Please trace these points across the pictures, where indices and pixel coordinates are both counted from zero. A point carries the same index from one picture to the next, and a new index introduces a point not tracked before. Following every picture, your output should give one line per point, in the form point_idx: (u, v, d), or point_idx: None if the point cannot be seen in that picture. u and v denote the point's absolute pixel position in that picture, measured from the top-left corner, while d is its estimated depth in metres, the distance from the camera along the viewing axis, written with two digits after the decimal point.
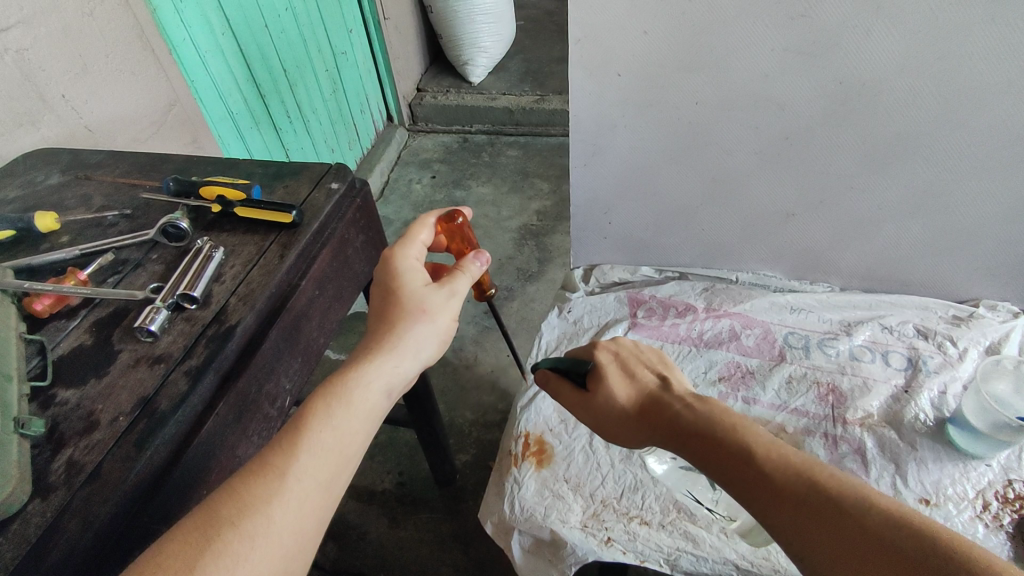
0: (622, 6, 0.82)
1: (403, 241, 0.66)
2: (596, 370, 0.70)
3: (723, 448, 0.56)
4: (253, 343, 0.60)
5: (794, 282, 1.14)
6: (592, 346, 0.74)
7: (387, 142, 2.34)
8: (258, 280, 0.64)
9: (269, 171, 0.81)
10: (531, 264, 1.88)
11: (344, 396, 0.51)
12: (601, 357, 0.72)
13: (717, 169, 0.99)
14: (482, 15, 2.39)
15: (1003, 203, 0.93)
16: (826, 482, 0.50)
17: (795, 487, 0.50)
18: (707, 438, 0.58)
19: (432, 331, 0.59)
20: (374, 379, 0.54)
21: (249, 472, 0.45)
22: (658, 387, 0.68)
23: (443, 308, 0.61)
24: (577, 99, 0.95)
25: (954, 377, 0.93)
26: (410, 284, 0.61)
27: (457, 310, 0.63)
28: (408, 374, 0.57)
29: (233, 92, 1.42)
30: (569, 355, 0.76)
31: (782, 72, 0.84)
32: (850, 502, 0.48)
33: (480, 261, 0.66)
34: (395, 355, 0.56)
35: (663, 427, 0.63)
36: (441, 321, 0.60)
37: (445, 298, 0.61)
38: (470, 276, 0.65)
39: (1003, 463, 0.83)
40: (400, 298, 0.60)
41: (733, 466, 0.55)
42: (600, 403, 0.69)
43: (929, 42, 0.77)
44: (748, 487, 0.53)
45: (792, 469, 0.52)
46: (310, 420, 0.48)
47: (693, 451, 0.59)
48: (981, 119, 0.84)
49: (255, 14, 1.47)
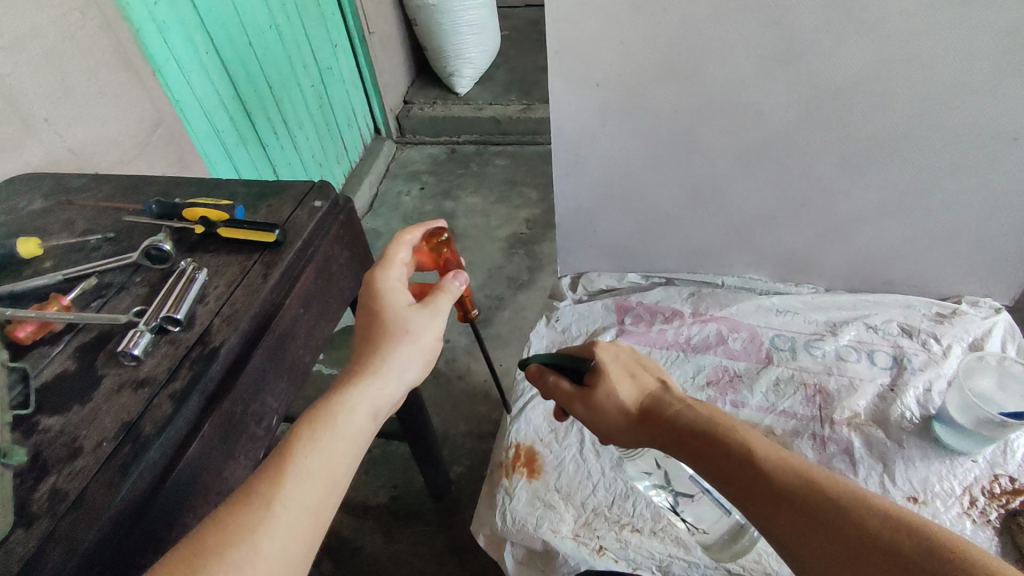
0: (598, 18, 0.84)
1: (384, 263, 0.66)
2: (598, 366, 0.69)
3: (723, 452, 0.57)
4: (238, 364, 0.60)
5: (779, 284, 1.15)
6: (590, 343, 0.73)
7: (375, 155, 2.35)
8: (242, 300, 0.64)
9: (252, 190, 0.81)
10: (521, 272, 1.89)
11: (330, 420, 0.51)
12: (603, 355, 0.70)
13: (699, 176, 1.00)
14: (467, 27, 2.40)
15: (980, 201, 0.94)
16: (823, 485, 0.50)
17: (793, 491, 0.51)
18: (710, 442, 0.58)
19: (417, 351, 0.60)
20: (359, 402, 0.54)
21: (237, 500, 0.45)
22: (658, 391, 0.68)
23: (427, 328, 0.61)
24: (558, 110, 0.96)
25: (938, 374, 0.94)
26: (393, 306, 0.62)
27: (441, 328, 0.63)
28: (395, 395, 0.57)
29: (218, 110, 1.43)
30: (565, 351, 0.75)
31: (759, 79, 0.86)
32: (846, 504, 0.48)
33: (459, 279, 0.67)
34: (381, 377, 0.56)
35: (665, 430, 0.63)
36: (425, 341, 0.60)
37: (429, 317, 0.62)
38: (452, 294, 0.65)
39: (988, 459, 0.84)
40: (385, 319, 0.60)
41: (734, 471, 0.55)
42: (600, 399, 0.67)
43: (900, 46, 0.78)
44: (746, 490, 0.53)
45: (791, 473, 0.52)
46: (298, 447, 0.48)
47: (695, 454, 0.59)
48: (954, 119, 0.85)
49: (239, 32, 1.48)
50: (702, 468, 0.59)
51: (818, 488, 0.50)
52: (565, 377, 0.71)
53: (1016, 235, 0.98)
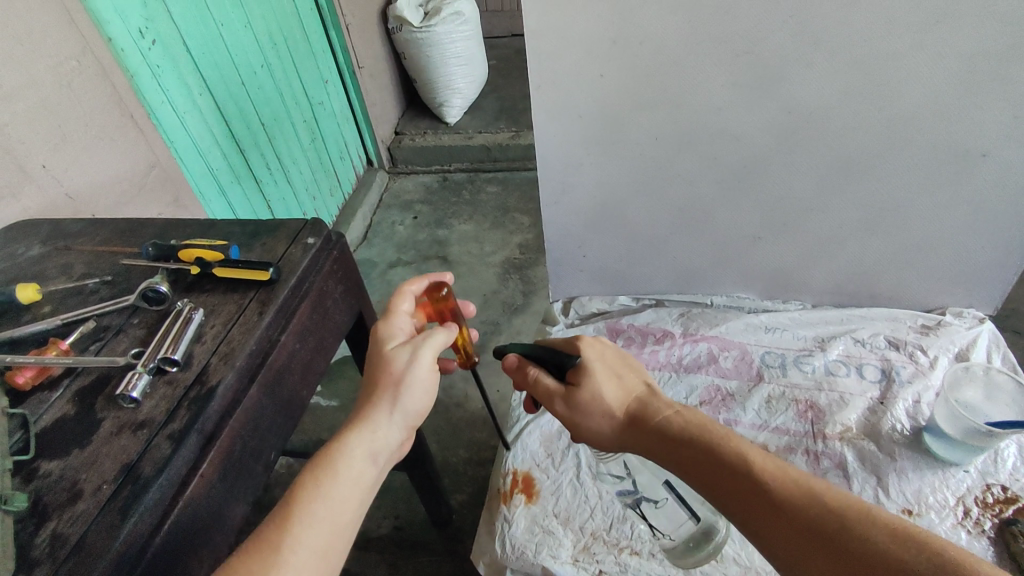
0: (577, 53, 0.87)
1: (387, 314, 0.68)
2: (584, 365, 0.66)
3: (717, 462, 0.56)
4: (235, 402, 0.61)
5: (767, 301, 1.17)
6: (576, 339, 0.69)
7: (367, 186, 2.38)
8: (238, 338, 0.66)
9: (247, 230, 0.83)
10: (515, 297, 1.90)
11: (332, 468, 0.53)
12: (588, 353, 0.67)
13: (683, 200, 1.03)
14: (455, 58, 2.45)
15: (955, 214, 0.97)
16: (825, 499, 0.49)
17: (793, 505, 0.50)
18: (704, 452, 0.57)
19: (414, 392, 0.60)
20: (358, 449, 0.55)
21: (247, 550, 0.47)
22: (644, 394, 0.66)
23: (415, 364, 0.61)
24: (542, 141, 0.98)
25: (926, 386, 0.95)
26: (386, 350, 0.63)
27: (433, 362, 0.63)
28: (396, 438, 0.59)
29: (212, 149, 1.45)
30: (546, 345, 0.71)
31: (734, 105, 0.89)
32: (851, 518, 0.47)
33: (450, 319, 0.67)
34: (378, 423, 0.57)
35: (654, 438, 0.61)
36: (418, 379, 0.61)
37: (414, 352, 0.62)
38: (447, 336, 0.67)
39: (980, 469, 0.85)
40: (378, 365, 0.61)
41: (728, 483, 0.54)
42: (585, 401, 0.65)
43: (867, 70, 0.82)
44: (748, 505, 0.52)
45: (791, 486, 0.51)
46: (302, 495, 0.50)
47: (687, 463, 0.58)
48: (925, 137, 0.88)
49: (232, 73, 1.52)
50: (692, 478, 0.58)
51: (821, 503, 0.49)
52: (547, 373, 0.68)
53: (993, 246, 1.01)
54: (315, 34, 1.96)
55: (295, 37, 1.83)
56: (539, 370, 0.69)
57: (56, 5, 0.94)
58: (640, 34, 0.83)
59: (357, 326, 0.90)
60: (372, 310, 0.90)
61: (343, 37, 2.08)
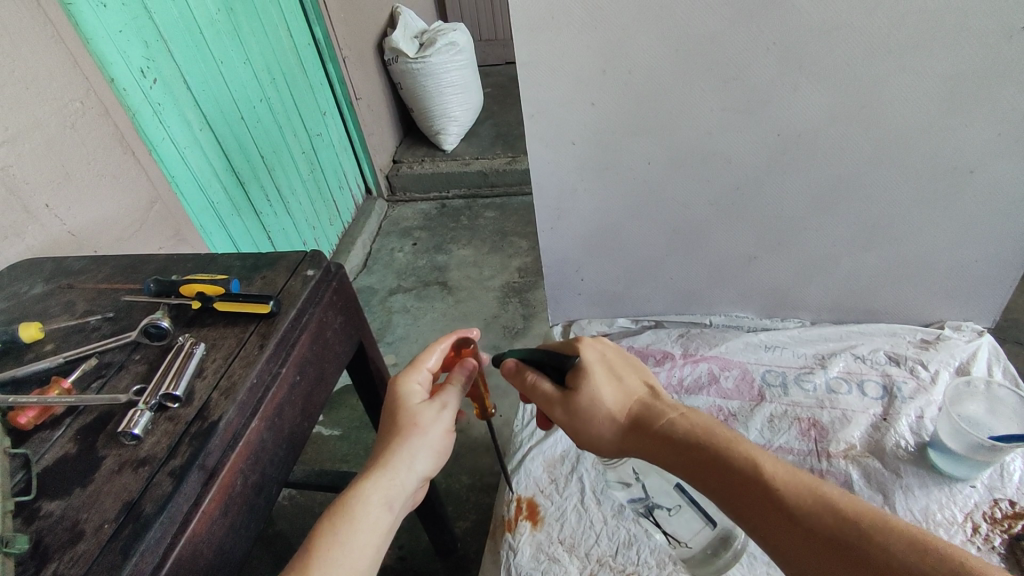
0: (568, 82, 0.89)
1: (410, 366, 0.68)
2: (581, 368, 0.65)
3: (724, 466, 0.54)
4: (237, 436, 0.62)
5: (765, 319, 1.17)
6: (574, 341, 0.69)
7: (366, 214, 2.40)
8: (239, 371, 0.66)
9: (247, 263, 0.84)
10: (516, 320, 1.91)
11: (348, 515, 0.54)
12: (586, 355, 0.67)
13: (678, 222, 1.04)
14: (449, 87, 2.50)
15: (947, 229, 0.98)
16: (839, 505, 0.48)
17: (807, 513, 0.48)
18: (709, 455, 0.56)
19: (436, 447, 0.62)
20: (374, 497, 0.56)
21: None
22: (646, 397, 0.65)
23: (439, 421, 0.63)
24: (537, 168, 1.00)
25: (929, 401, 0.95)
26: (411, 402, 0.64)
27: (453, 422, 0.65)
28: (410, 486, 0.59)
29: (212, 183, 1.47)
30: (544, 349, 0.71)
31: (724, 128, 0.90)
32: (869, 527, 0.46)
33: (471, 370, 0.69)
34: (396, 471, 0.58)
35: (658, 441, 0.60)
36: (439, 437, 0.62)
37: (439, 410, 0.64)
38: (461, 385, 0.67)
39: (987, 484, 0.85)
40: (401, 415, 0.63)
41: (737, 487, 0.53)
42: (585, 404, 0.64)
43: (853, 92, 0.84)
44: (755, 509, 0.51)
45: (803, 492, 0.50)
46: (320, 544, 0.51)
47: (693, 467, 0.56)
48: (914, 154, 0.89)
49: (232, 108, 1.55)
50: (699, 482, 0.56)
51: (837, 511, 0.48)
52: (546, 378, 0.68)
53: (987, 259, 1.02)
54: (312, 67, 2.00)
55: (293, 71, 1.87)
56: (539, 376, 0.69)
57: (59, 49, 0.97)
58: (629, 62, 0.85)
59: (358, 355, 0.90)
60: (372, 339, 0.90)
61: (340, 70, 2.12)
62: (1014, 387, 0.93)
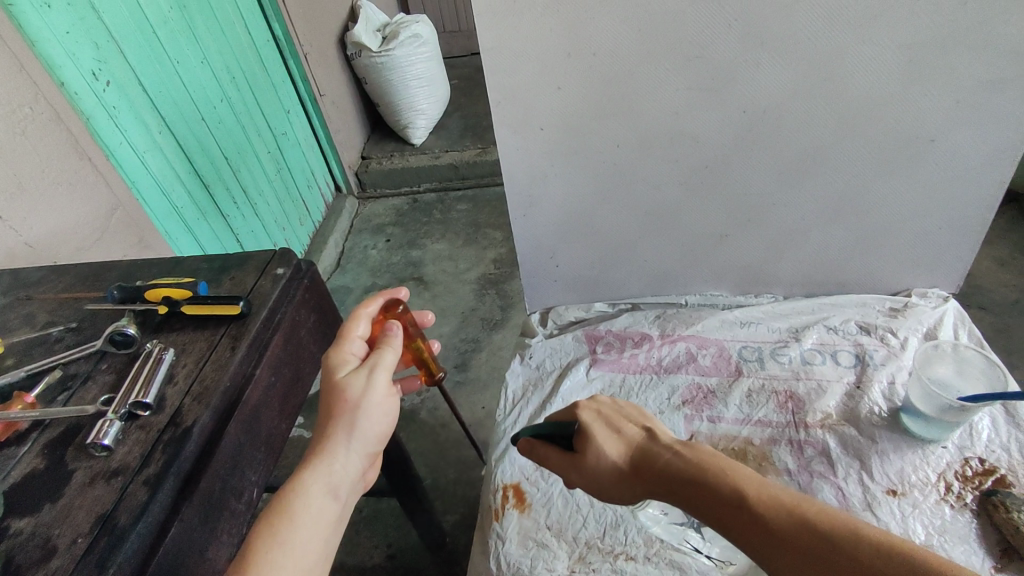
0: (533, 67, 0.88)
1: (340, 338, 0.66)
2: (581, 431, 0.69)
3: (717, 502, 0.56)
4: (213, 440, 0.60)
5: (739, 297, 1.16)
6: (573, 406, 0.73)
7: (338, 212, 2.37)
8: (212, 375, 0.65)
9: (214, 265, 0.82)
10: (494, 312, 1.91)
11: (287, 511, 0.53)
12: (584, 416, 0.71)
13: (649, 204, 1.04)
14: (416, 80, 2.47)
15: (910, 200, 1.00)
16: (825, 524, 0.49)
17: (796, 533, 0.50)
18: (704, 491, 0.57)
19: (373, 415, 0.61)
20: (315, 487, 0.56)
21: None
22: (644, 441, 0.66)
23: (371, 388, 0.61)
24: (506, 155, 0.99)
25: (899, 367, 0.98)
26: (339, 375, 0.62)
27: (389, 383, 0.63)
28: (349, 469, 0.59)
29: (175, 186, 1.43)
30: (549, 420, 0.75)
31: (689, 107, 0.91)
32: (848, 540, 0.47)
33: (396, 329, 0.67)
34: (335, 457, 0.58)
35: (659, 484, 0.62)
36: (376, 403, 0.61)
37: (369, 376, 0.62)
38: (395, 347, 0.65)
39: (957, 444, 0.87)
40: (331, 393, 0.61)
41: (728, 516, 0.54)
42: (591, 463, 0.67)
43: (814, 67, 0.85)
44: (753, 540, 0.52)
45: (782, 511, 0.51)
46: (258, 544, 0.51)
47: (695, 505, 0.58)
48: (874, 126, 0.91)
49: (191, 109, 1.50)
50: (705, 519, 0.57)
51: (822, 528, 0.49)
52: (554, 446, 0.71)
53: (947, 228, 1.04)
54: (273, 64, 1.95)
55: (253, 69, 1.83)
56: (548, 447, 0.72)
57: (3, 53, 0.93)
58: (594, 44, 0.85)
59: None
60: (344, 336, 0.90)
61: (302, 66, 2.08)
62: (980, 349, 0.96)
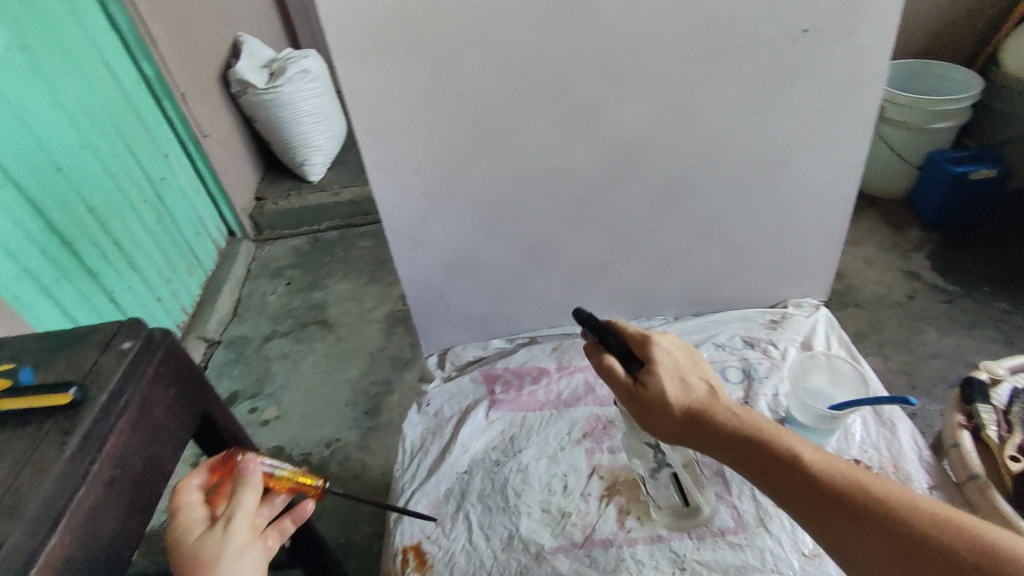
0: (401, 109, 0.86)
1: (178, 509, 0.60)
2: (654, 369, 0.72)
3: (787, 464, 0.64)
4: (28, 561, 0.51)
5: (632, 321, 1.17)
6: (649, 338, 0.75)
7: (231, 258, 2.23)
8: (29, 483, 0.56)
9: (47, 343, 0.72)
10: (402, 350, 1.85)
11: None
12: (658, 356, 0.74)
13: (534, 238, 1.03)
14: (308, 116, 2.40)
15: (776, 218, 1.05)
16: (889, 496, 0.59)
17: (857, 501, 0.59)
18: (772, 454, 0.65)
19: (243, 565, 0.55)
20: None
21: None
22: (705, 394, 0.71)
23: (231, 537, 0.55)
24: (383, 199, 0.95)
25: (781, 378, 1.02)
26: (190, 540, 0.56)
27: (252, 526, 0.58)
28: None
29: (26, 249, 1.29)
30: (626, 334, 0.77)
31: (561, 141, 0.91)
32: (902, 512, 0.57)
33: (252, 465, 0.62)
34: None
35: (712, 438, 0.69)
36: (242, 552, 0.55)
37: (225, 526, 0.56)
38: (251, 484, 0.60)
39: (836, 448, 0.91)
40: (187, 563, 0.54)
41: (782, 481, 0.64)
42: (651, 399, 0.71)
43: (673, 98, 0.88)
44: (808, 502, 0.62)
45: (842, 481, 0.61)
46: None
47: (751, 463, 0.66)
48: (735, 151, 0.96)
49: (42, 161, 1.36)
50: (756, 476, 0.66)
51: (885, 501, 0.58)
52: (619, 368, 0.74)
53: (812, 242, 1.10)
54: (144, 106, 1.82)
55: (121, 112, 1.69)
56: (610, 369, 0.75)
57: None
58: (460, 85, 0.84)
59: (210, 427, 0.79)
60: (222, 403, 0.81)
61: (180, 106, 1.95)
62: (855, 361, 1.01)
